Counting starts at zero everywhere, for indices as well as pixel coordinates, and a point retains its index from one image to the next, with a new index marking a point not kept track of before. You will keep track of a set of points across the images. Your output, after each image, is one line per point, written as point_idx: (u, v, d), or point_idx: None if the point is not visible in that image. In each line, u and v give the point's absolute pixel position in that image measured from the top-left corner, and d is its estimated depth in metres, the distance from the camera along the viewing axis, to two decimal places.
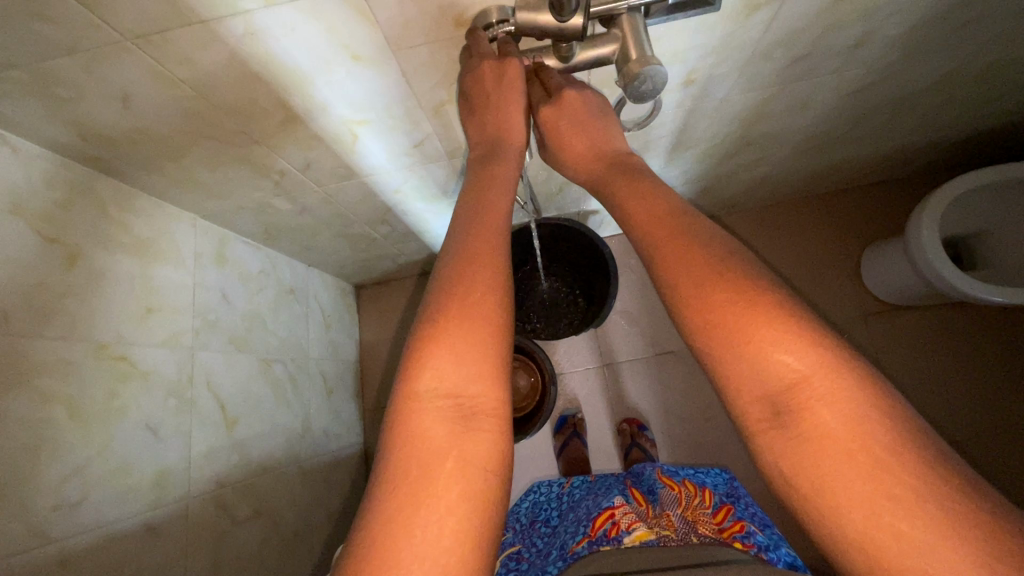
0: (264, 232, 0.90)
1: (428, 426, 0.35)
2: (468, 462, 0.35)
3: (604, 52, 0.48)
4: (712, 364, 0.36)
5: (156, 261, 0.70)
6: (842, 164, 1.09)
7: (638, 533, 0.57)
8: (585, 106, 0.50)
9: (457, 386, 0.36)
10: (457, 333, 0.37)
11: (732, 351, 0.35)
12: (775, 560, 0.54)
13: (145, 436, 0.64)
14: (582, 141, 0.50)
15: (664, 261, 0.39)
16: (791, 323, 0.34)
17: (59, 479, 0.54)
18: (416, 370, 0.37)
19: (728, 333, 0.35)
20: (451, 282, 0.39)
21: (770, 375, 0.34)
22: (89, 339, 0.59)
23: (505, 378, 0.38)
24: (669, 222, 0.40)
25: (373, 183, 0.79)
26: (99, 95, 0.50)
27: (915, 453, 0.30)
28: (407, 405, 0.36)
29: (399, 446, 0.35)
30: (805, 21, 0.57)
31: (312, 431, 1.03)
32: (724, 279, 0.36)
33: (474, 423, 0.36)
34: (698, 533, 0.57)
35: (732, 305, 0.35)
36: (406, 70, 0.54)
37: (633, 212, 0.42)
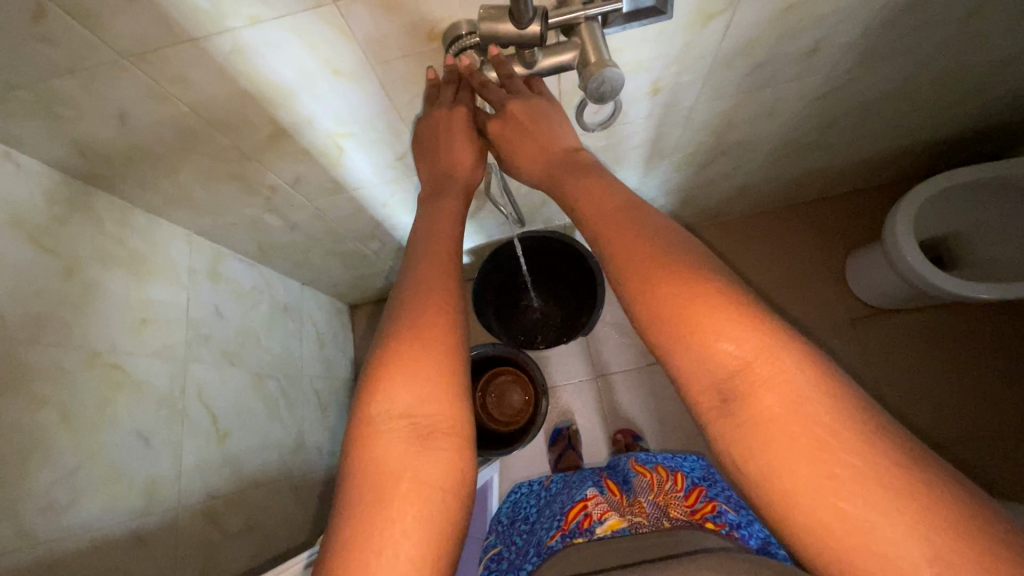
0: (258, 249, 0.94)
1: (386, 449, 0.37)
2: (425, 481, 0.36)
3: (565, 59, 0.52)
4: (667, 356, 0.38)
5: (150, 275, 0.73)
6: (816, 172, 1.13)
7: (610, 523, 0.59)
8: (553, 110, 0.53)
9: (413, 407, 0.38)
10: (409, 356, 0.39)
11: (680, 340, 0.37)
12: (746, 537, 0.55)
13: (136, 444, 0.65)
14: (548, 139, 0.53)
15: (614, 246, 0.42)
16: (740, 315, 0.35)
17: (49, 484, 0.55)
18: (372, 395, 0.39)
19: (674, 325, 0.37)
20: (407, 309, 0.42)
21: (714, 364, 0.35)
22: (84, 347, 0.61)
23: (461, 397, 0.40)
24: (622, 225, 0.42)
25: (361, 197, 0.82)
26: (97, 114, 0.54)
27: (848, 411, 0.32)
28: (365, 430, 0.38)
29: (359, 470, 0.37)
30: (760, 28, 0.61)
31: (305, 447, 1.04)
32: (666, 262, 0.39)
33: (430, 442, 0.38)
34: (670, 518, 0.58)
35: (682, 293, 0.37)
36: (385, 84, 0.58)
37: (588, 208, 0.45)
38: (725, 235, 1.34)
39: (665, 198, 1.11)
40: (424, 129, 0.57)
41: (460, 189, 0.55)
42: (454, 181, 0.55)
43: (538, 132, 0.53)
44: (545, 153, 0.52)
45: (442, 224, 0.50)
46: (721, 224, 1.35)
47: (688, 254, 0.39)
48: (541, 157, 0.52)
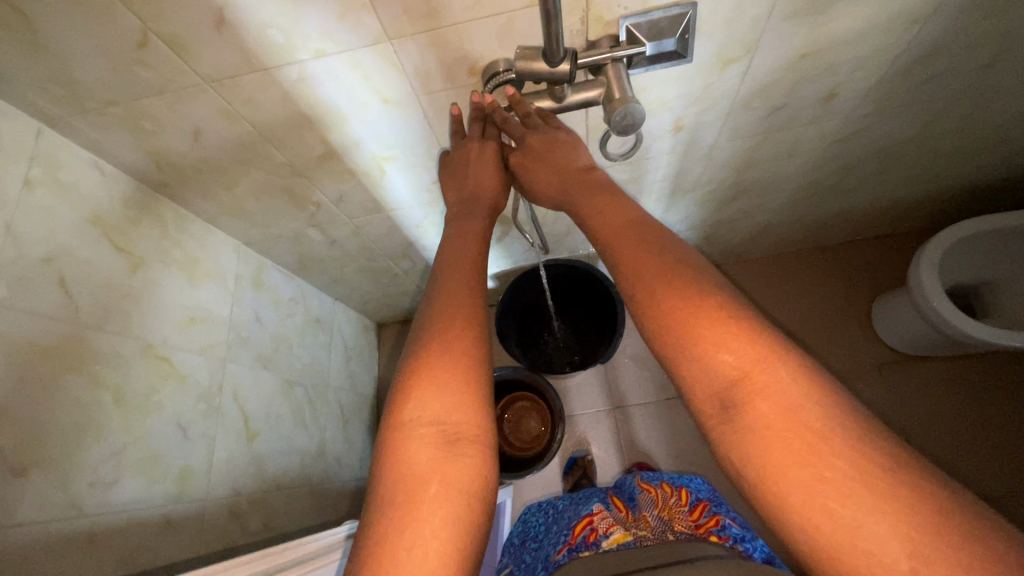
0: (299, 262, 1.00)
1: (415, 454, 0.39)
2: (452, 484, 0.38)
3: (591, 95, 0.56)
4: (673, 365, 0.39)
5: (202, 278, 0.79)
6: (838, 216, 1.15)
7: (615, 536, 0.60)
8: (569, 143, 0.58)
9: (441, 414, 0.40)
10: (438, 366, 0.42)
11: (684, 352, 0.38)
12: (749, 549, 0.58)
13: (175, 432, 0.70)
14: (563, 167, 0.56)
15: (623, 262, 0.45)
16: (740, 326, 0.37)
17: (97, 460, 0.59)
18: (403, 402, 0.41)
19: (678, 337, 0.39)
20: (436, 323, 0.45)
21: (714, 373, 0.36)
22: (140, 338, 0.66)
23: (484, 407, 0.42)
24: (635, 247, 0.45)
25: (397, 217, 0.88)
26: (176, 130, 0.61)
27: (840, 412, 0.32)
28: (396, 436, 0.40)
29: (390, 473, 0.39)
30: (777, 73, 0.65)
31: (325, 456, 1.07)
32: (670, 277, 0.41)
33: (457, 447, 0.39)
34: (674, 531, 0.60)
35: (688, 309, 0.39)
36: (427, 113, 0.64)
37: (601, 228, 0.48)
38: (748, 274, 1.35)
39: (686, 233, 1.14)
40: (457, 157, 0.63)
41: (483, 211, 0.59)
42: (477, 205, 0.60)
43: (560, 162, 0.57)
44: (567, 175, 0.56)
45: (466, 244, 0.54)
46: (743, 263, 1.36)
47: (691, 269, 0.42)
48: (558, 179, 0.56)
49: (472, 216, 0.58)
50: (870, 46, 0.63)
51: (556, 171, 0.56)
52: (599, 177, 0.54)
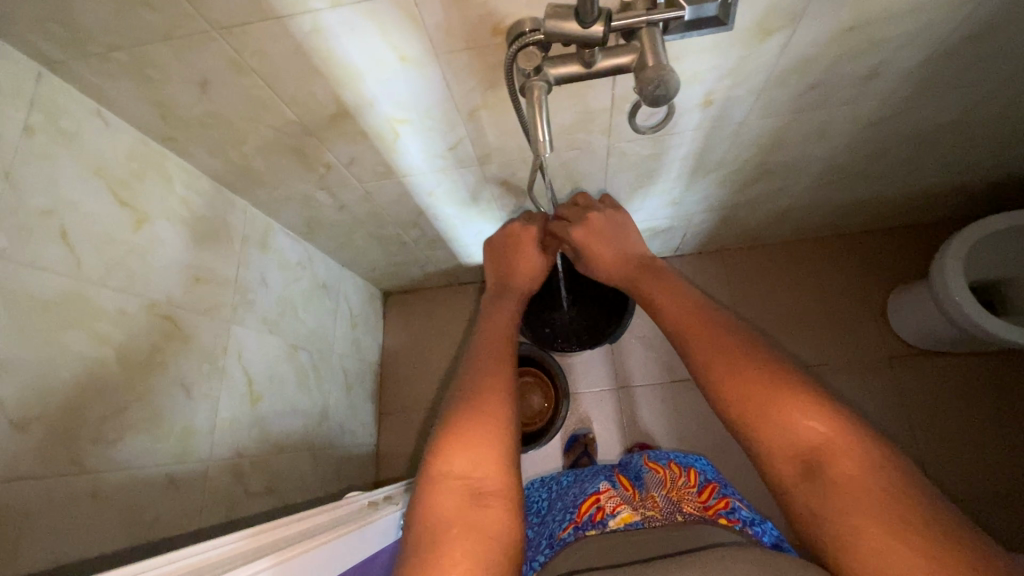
0: (307, 226, 0.98)
1: (443, 505, 0.36)
2: (474, 538, 0.34)
3: (623, 62, 0.52)
4: (746, 430, 0.38)
5: (208, 238, 0.77)
6: (862, 203, 1.11)
7: (623, 515, 0.59)
8: (611, 227, 0.55)
9: (468, 468, 0.38)
10: (470, 418, 0.40)
11: (762, 417, 0.37)
12: (759, 534, 0.59)
13: (180, 393, 0.69)
14: (611, 253, 0.53)
15: (685, 327, 0.43)
16: (812, 393, 0.37)
17: (101, 417, 0.58)
18: (434, 454, 0.39)
19: (743, 405, 0.38)
20: (470, 374, 0.44)
21: (796, 438, 0.35)
22: (144, 296, 0.65)
23: (513, 462, 0.39)
24: (699, 316, 0.43)
25: (409, 183, 0.85)
26: (182, 80, 0.59)
27: (917, 482, 0.33)
28: (426, 486, 0.38)
29: (413, 528, 0.36)
30: (818, 47, 0.62)
31: (328, 421, 1.07)
32: (738, 343, 0.40)
33: (484, 500, 0.37)
34: (683, 512, 0.59)
35: (751, 378, 0.38)
36: (446, 74, 0.60)
37: (661, 306, 0.46)
38: (764, 259, 1.32)
39: (704, 214, 1.11)
40: (498, 242, 0.60)
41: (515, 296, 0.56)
42: (514, 291, 0.57)
43: (613, 251, 0.53)
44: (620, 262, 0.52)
45: (501, 303, 0.54)
46: (759, 247, 1.33)
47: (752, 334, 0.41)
48: (617, 262, 0.52)
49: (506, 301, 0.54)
50: (922, 21, 0.58)
51: (607, 257, 0.53)
52: (653, 261, 0.51)
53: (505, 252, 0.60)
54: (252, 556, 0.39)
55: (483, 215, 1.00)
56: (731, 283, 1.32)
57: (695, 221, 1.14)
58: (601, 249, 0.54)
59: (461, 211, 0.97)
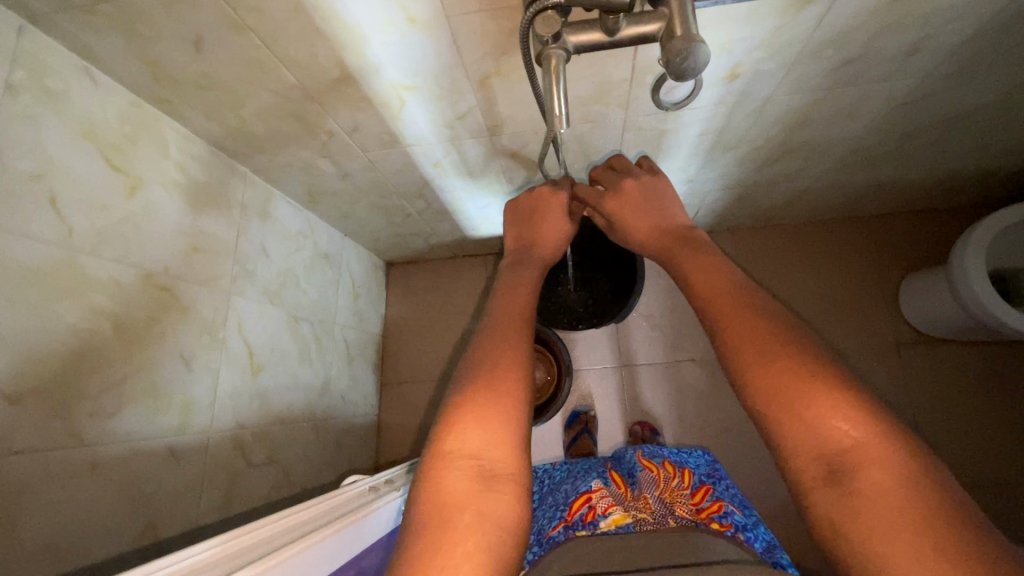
0: (308, 194, 0.95)
1: (451, 485, 0.35)
2: (483, 524, 0.33)
3: (649, 29, 0.48)
4: (769, 422, 0.35)
5: (206, 206, 0.75)
6: (882, 187, 1.08)
7: (615, 517, 0.59)
8: (646, 194, 0.52)
9: (481, 448, 0.36)
10: (484, 395, 0.38)
11: (789, 411, 0.34)
12: (750, 540, 0.59)
13: (179, 365, 0.68)
14: (645, 222, 0.51)
15: (717, 310, 0.40)
16: (848, 392, 0.34)
17: (98, 389, 0.57)
18: (445, 430, 0.37)
19: (773, 397, 0.35)
20: (485, 347, 0.42)
21: (823, 437, 0.33)
22: (139, 266, 0.63)
23: (525, 446, 0.38)
24: (732, 299, 0.40)
25: (415, 153, 0.82)
26: (174, 37, 0.55)
27: (954, 495, 0.29)
28: (435, 463, 0.36)
29: (421, 509, 0.34)
30: (858, 20, 0.57)
31: (330, 392, 1.07)
32: (771, 330, 0.37)
33: (495, 484, 0.35)
34: (676, 515, 0.59)
35: (781, 366, 0.35)
36: (457, 38, 0.56)
37: (696, 285, 0.42)
38: (777, 241, 1.29)
39: (719, 192, 1.07)
40: (523, 203, 0.58)
41: (538, 262, 0.53)
42: (538, 254, 0.54)
43: (648, 219, 0.51)
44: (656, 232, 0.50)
45: (522, 271, 0.51)
46: (773, 228, 1.30)
47: (787, 320, 0.38)
48: (650, 231, 0.50)
49: (526, 266, 0.52)
50: None
51: (640, 227, 0.51)
52: (691, 231, 0.48)
53: (527, 215, 0.58)
54: (236, 562, 0.37)
55: (490, 188, 0.96)
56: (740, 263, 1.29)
57: (708, 200, 1.11)
58: (634, 217, 0.52)
59: (468, 184, 0.94)
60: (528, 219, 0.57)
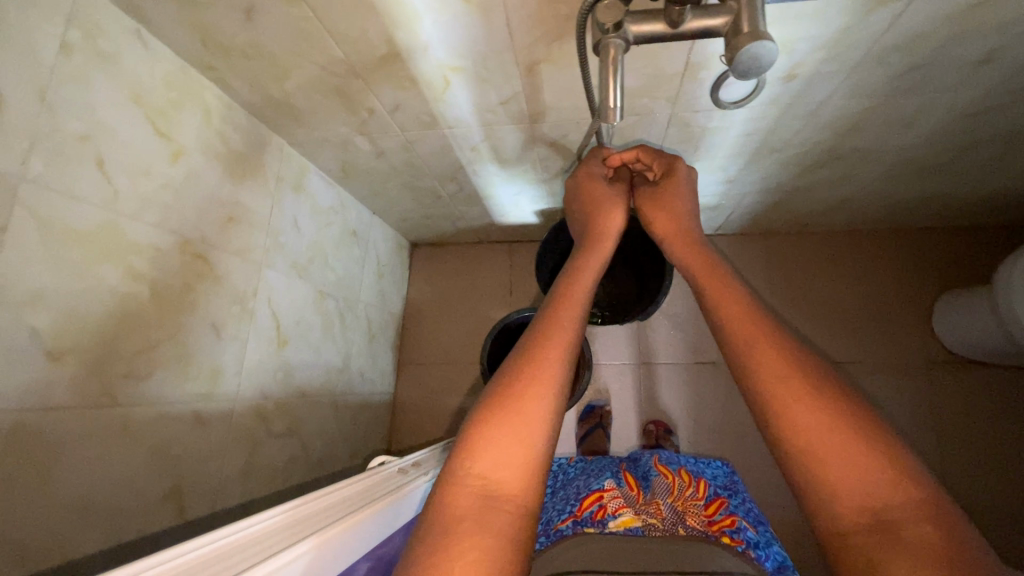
0: (342, 170, 0.95)
1: (456, 503, 0.32)
2: (487, 549, 0.30)
3: (714, 24, 0.46)
4: (801, 472, 0.33)
5: (243, 177, 0.75)
6: (929, 200, 1.04)
7: (624, 519, 0.59)
8: (687, 183, 0.56)
9: (493, 466, 0.34)
10: (505, 406, 0.36)
11: (819, 459, 0.32)
12: (761, 557, 0.59)
13: (209, 333, 0.69)
14: (680, 207, 0.55)
15: (741, 344, 0.38)
16: (885, 440, 0.32)
17: (134, 352, 0.58)
18: (460, 442, 0.35)
19: (801, 435, 0.33)
20: (513, 354, 0.39)
21: (863, 487, 0.30)
22: (177, 234, 0.63)
23: (542, 472, 0.35)
24: (759, 332, 0.38)
25: (453, 136, 0.81)
26: (226, 5, 0.54)
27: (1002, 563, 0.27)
28: (444, 477, 0.34)
29: (423, 525, 0.32)
30: (932, 25, 0.54)
31: (350, 369, 1.08)
32: (800, 369, 0.35)
33: (501, 506, 0.32)
34: (686, 524, 0.60)
35: (815, 408, 0.33)
36: (511, 21, 0.55)
37: (718, 314, 0.41)
38: (809, 248, 1.26)
39: (757, 195, 1.05)
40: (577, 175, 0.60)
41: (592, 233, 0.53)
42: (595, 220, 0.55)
43: (681, 205, 0.55)
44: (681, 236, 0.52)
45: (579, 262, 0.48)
46: (806, 235, 1.27)
47: (817, 360, 0.37)
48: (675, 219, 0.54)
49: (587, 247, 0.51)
50: None
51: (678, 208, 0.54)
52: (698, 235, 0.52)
53: (578, 183, 0.59)
54: (293, 531, 0.39)
55: (525, 177, 0.95)
56: (768, 270, 1.26)
57: (745, 202, 1.08)
58: (672, 198, 0.55)
59: (502, 171, 0.93)
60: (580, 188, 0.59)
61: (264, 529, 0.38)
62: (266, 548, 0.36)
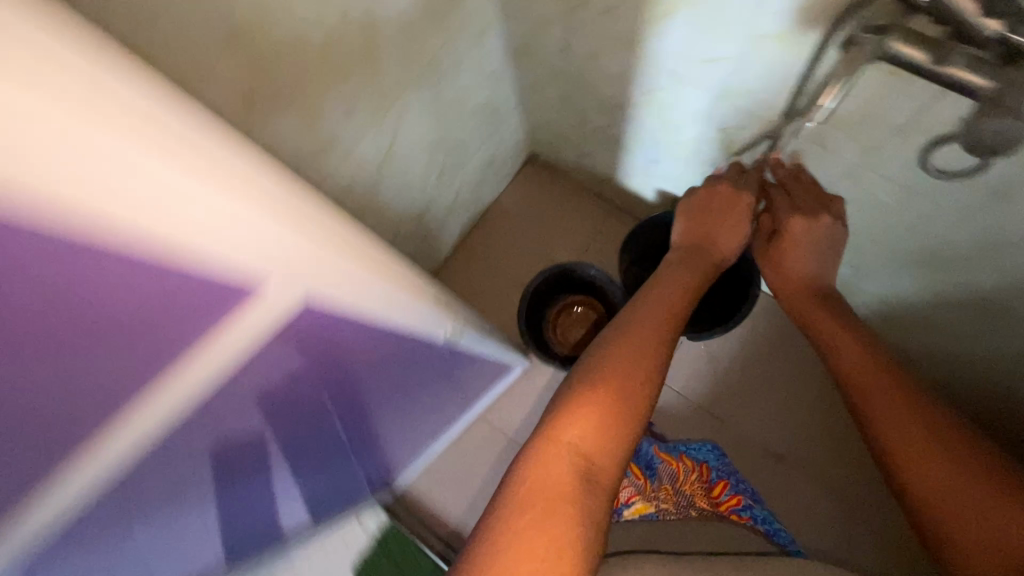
0: (519, 46, 0.91)
1: (556, 466, 0.51)
2: (570, 504, 0.48)
3: (975, 83, 0.42)
4: (942, 516, 0.56)
5: (430, 17, 0.73)
6: (1016, 411, 0.91)
7: (637, 508, 0.98)
8: (805, 238, 0.73)
9: (584, 442, 0.52)
10: (594, 407, 0.55)
11: (968, 519, 0.54)
12: (761, 522, 0.99)
13: (336, 146, 0.70)
14: (794, 260, 0.75)
15: (888, 425, 0.62)
16: (1007, 494, 0.54)
17: (278, 126, 0.60)
18: (562, 426, 0.53)
19: (944, 505, 0.56)
20: (601, 377, 0.58)
21: (998, 542, 0.52)
22: (355, 43, 0.63)
23: (619, 451, 0.53)
24: (886, 398, 0.63)
25: (638, 65, 0.76)
26: None
27: None
28: (548, 445, 0.52)
29: (529, 479, 0.50)
30: None
31: (420, 240, 1.08)
32: (938, 449, 0.59)
33: (593, 478, 0.51)
34: (701, 509, 1.00)
35: (920, 453, 0.59)
36: None
37: (884, 421, 0.62)
38: None
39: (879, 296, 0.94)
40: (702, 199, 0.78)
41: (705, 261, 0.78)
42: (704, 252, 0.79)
43: (796, 259, 0.75)
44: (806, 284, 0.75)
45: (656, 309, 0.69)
46: None
47: (930, 428, 0.60)
48: (794, 277, 0.76)
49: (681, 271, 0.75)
50: None
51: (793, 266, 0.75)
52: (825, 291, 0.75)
53: (693, 211, 0.80)
54: (369, 297, 0.46)
55: (684, 144, 0.88)
56: None
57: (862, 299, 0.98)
58: (786, 249, 0.75)
59: (667, 128, 0.86)
60: (701, 216, 0.79)
61: (351, 269, 0.41)
62: (353, 289, 0.43)
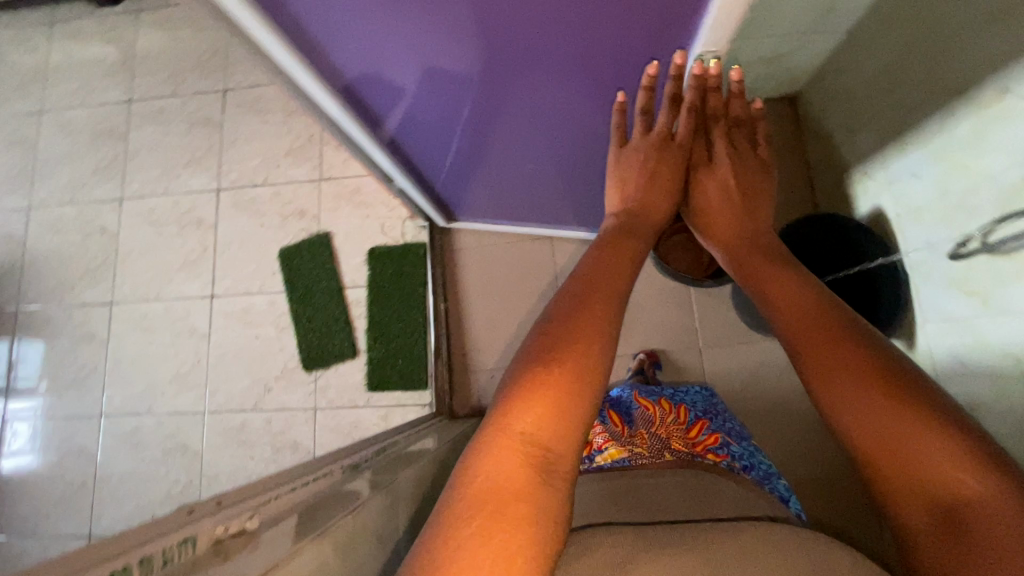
0: None
1: (499, 464, 0.37)
2: (518, 511, 0.36)
3: None
4: (876, 471, 0.38)
5: None
6: None
7: (610, 453, 0.71)
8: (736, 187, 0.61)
9: (535, 429, 0.38)
10: (539, 390, 0.39)
11: (891, 457, 0.37)
12: (747, 464, 0.74)
13: None
14: (726, 213, 0.60)
15: (818, 364, 0.42)
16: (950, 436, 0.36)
17: None
18: (505, 416, 0.39)
19: (888, 461, 0.38)
20: (549, 341, 0.41)
21: (928, 484, 0.36)
22: None
23: (573, 426, 0.39)
24: (818, 326, 0.43)
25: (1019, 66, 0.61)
26: None
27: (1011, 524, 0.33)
28: (494, 435, 0.39)
29: (466, 489, 0.37)
30: None
31: None
32: (871, 385, 0.39)
33: (550, 473, 0.38)
34: (675, 450, 0.71)
35: (876, 400, 0.39)
36: None
37: (831, 382, 0.40)
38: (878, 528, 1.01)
39: None
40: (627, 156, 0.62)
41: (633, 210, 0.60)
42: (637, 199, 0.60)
43: (729, 209, 0.60)
44: (737, 241, 0.58)
45: (605, 262, 0.47)
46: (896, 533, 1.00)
47: (887, 380, 0.39)
48: (729, 229, 0.59)
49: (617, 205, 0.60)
50: None
51: (721, 221, 0.60)
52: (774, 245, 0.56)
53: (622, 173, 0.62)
54: None
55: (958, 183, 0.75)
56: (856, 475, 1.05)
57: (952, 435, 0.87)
58: (719, 207, 0.61)
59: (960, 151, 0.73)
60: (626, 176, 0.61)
61: None
62: None
